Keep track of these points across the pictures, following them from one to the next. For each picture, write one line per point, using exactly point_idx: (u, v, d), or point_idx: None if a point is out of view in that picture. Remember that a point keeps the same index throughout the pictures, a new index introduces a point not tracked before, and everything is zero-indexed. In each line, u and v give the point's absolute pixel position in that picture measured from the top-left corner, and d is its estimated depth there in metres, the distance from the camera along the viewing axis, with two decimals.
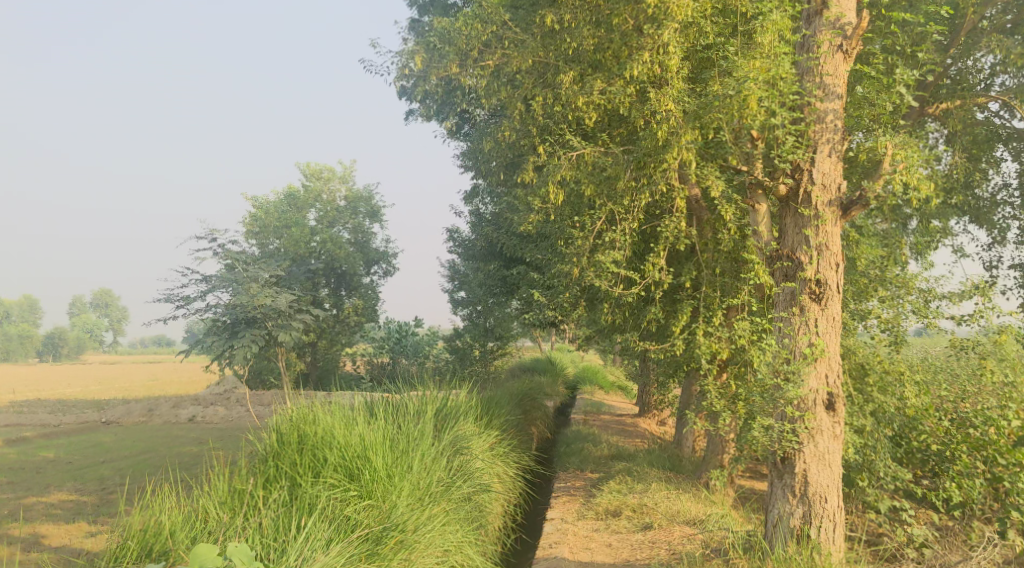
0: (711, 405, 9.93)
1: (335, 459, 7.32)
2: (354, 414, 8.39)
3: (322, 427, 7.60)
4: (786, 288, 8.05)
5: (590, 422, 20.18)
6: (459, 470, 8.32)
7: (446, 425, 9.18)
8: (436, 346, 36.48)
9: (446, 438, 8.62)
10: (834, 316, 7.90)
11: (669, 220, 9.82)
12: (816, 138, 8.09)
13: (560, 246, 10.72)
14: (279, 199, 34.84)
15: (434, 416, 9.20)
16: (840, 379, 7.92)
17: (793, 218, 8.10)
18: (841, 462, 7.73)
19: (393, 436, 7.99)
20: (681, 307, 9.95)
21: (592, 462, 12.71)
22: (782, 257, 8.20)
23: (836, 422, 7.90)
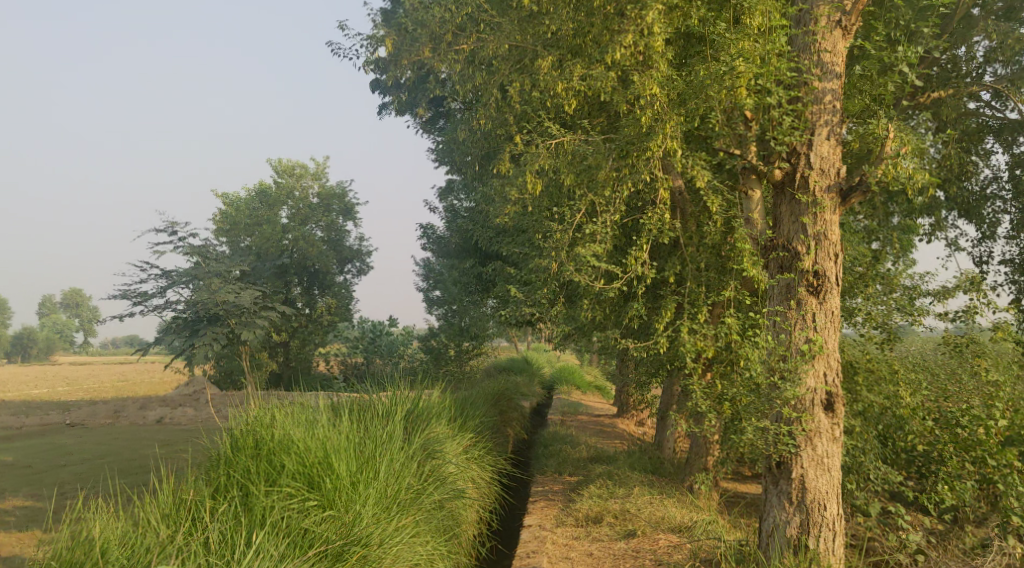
0: (696, 406, 9.49)
1: (293, 466, 6.76)
2: (315, 415, 7.82)
3: (280, 431, 7.04)
4: (782, 280, 7.80)
5: (568, 422, 19.71)
6: (429, 476, 7.79)
7: (414, 427, 8.63)
8: (411, 346, 35.88)
9: (415, 441, 8.08)
10: (833, 310, 7.68)
11: (652, 211, 9.37)
12: (814, 120, 7.85)
13: (538, 239, 10.23)
14: (250, 195, 34.05)
15: (401, 417, 8.64)
16: (839, 378, 7.69)
17: (789, 204, 7.85)
18: (840, 466, 7.50)
19: (358, 440, 7.44)
20: (664, 303, 9.50)
21: (571, 465, 12.23)
22: (777, 247, 7.93)
23: (835, 424, 7.65)
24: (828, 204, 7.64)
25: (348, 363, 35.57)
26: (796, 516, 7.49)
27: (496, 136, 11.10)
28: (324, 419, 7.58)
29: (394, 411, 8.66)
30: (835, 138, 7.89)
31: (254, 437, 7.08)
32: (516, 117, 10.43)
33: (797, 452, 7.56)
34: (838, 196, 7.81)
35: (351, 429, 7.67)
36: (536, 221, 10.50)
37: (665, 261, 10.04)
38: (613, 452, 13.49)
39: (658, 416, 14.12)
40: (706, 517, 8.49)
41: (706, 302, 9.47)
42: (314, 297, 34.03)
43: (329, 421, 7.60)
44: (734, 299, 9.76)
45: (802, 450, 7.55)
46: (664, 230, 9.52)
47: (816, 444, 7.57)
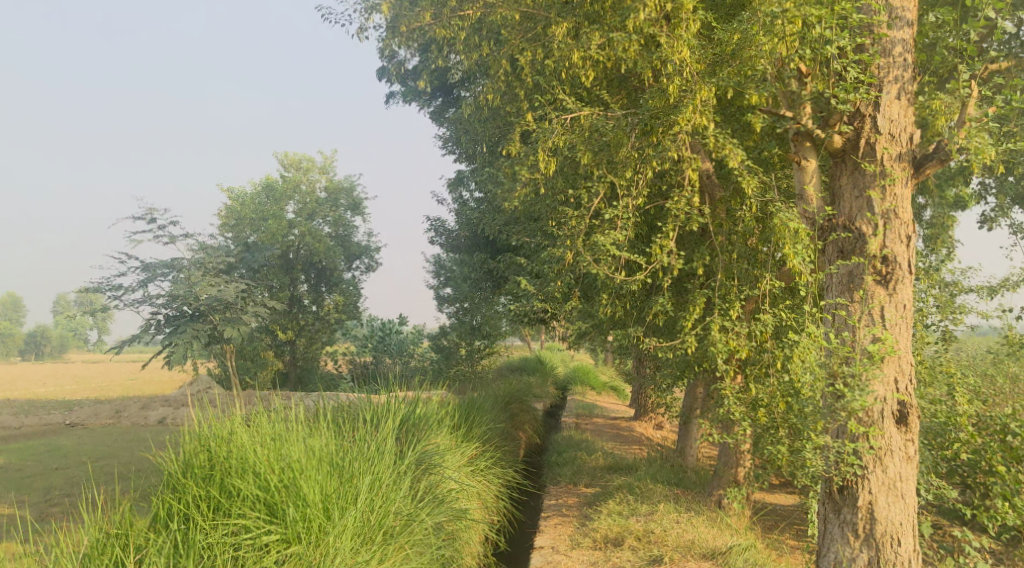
0: (727, 412, 8.51)
1: (252, 493, 5.95)
2: (290, 424, 6.92)
3: (239, 449, 6.23)
4: (845, 268, 7.42)
5: (583, 426, 18.73)
6: (423, 495, 6.86)
7: (408, 437, 7.66)
8: (421, 345, 34.96)
9: (410, 453, 7.13)
10: (903, 304, 7.30)
11: (680, 195, 8.40)
12: (882, 76, 7.51)
13: (551, 227, 9.24)
14: (256, 189, 33.20)
15: (394, 425, 7.68)
16: (914, 388, 7.28)
17: (852, 177, 7.53)
18: (914, 492, 7.14)
19: (338, 454, 6.54)
20: (692, 298, 8.49)
21: (587, 474, 11.25)
22: (838, 227, 7.54)
23: (909, 441, 7.26)
24: (899, 174, 7.32)
25: (356, 362, 34.68)
26: (863, 546, 7.15)
27: (507, 114, 10.13)
28: (299, 430, 6.68)
29: (386, 418, 7.69)
30: (905, 100, 7.53)
31: (213, 457, 6.26)
32: (528, 91, 9.45)
33: (864, 477, 7.19)
34: (910, 166, 7.51)
35: (332, 441, 6.77)
36: (550, 206, 9.52)
37: (692, 250, 9.03)
38: (632, 460, 12.48)
39: (680, 421, 13.09)
40: (742, 542, 7.52)
41: (739, 296, 8.48)
42: (321, 294, 33.13)
43: (305, 431, 6.70)
44: (769, 294, 8.74)
45: (872, 473, 7.18)
46: (692, 215, 8.53)
47: (887, 465, 7.20)
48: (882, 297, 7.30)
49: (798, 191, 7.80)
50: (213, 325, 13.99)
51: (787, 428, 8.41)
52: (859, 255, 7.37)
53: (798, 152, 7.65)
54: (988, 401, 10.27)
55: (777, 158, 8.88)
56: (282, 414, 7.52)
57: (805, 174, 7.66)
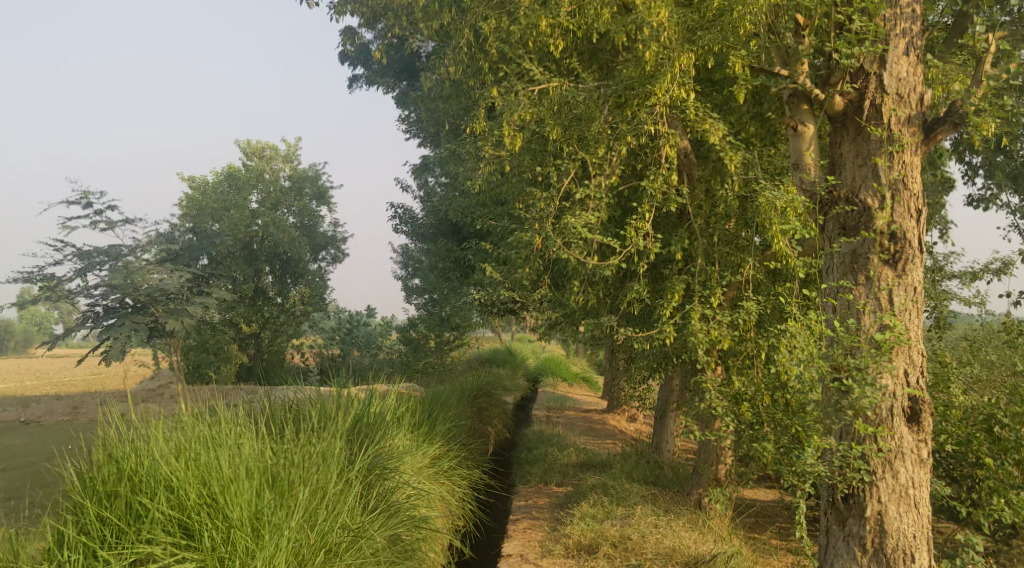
0: (709, 407, 7.94)
1: (167, 514, 5.41)
2: (224, 427, 6.30)
3: (156, 462, 5.66)
4: (848, 246, 6.90)
5: (555, 420, 18.14)
6: (376, 503, 6.26)
7: (360, 435, 7.03)
8: (389, 337, 34.17)
9: (361, 458, 6.49)
10: (915, 284, 6.76)
11: (656, 173, 7.80)
12: (889, 31, 7.01)
13: (519, 209, 8.60)
14: (218, 178, 32.18)
15: (344, 423, 7.04)
16: (926, 382, 6.75)
17: (854, 142, 7.01)
18: (928, 499, 6.65)
19: (274, 462, 5.93)
20: (671, 284, 7.89)
21: (559, 472, 10.65)
22: (840, 199, 7.04)
23: (921, 442, 6.75)
24: (908, 138, 6.76)
25: (323, 354, 33.85)
26: (871, 560, 6.71)
27: (471, 88, 9.44)
28: (233, 435, 6.06)
29: (335, 413, 7.04)
30: (915, 57, 7.01)
31: (129, 473, 5.70)
32: (492, 62, 8.78)
33: (874, 484, 6.70)
34: (920, 130, 6.98)
35: (270, 448, 6.16)
36: (518, 186, 8.86)
37: (669, 232, 8.41)
38: (606, 456, 11.89)
39: (656, 414, 12.53)
40: (726, 548, 6.96)
41: (722, 282, 7.87)
42: (286, 285, 32.17)
43: (240, 436, 6.09)
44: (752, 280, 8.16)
45: (881, 479, 6.70)
46: (671, 194, 7.90)
47: (898, 470, 6.72)
48: (887, 277, 6.76)
49: (795, 160, 7.45)
50: (155, 317, 12.88)
51: (772, 424, 7.85)
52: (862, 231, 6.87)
53: (793, 116, 7.34)
54: (977, 391, 9.81)
55: (760, 134, 8.33)
56: (220, 418, 6.88)
57: (804, 140, 7.35)
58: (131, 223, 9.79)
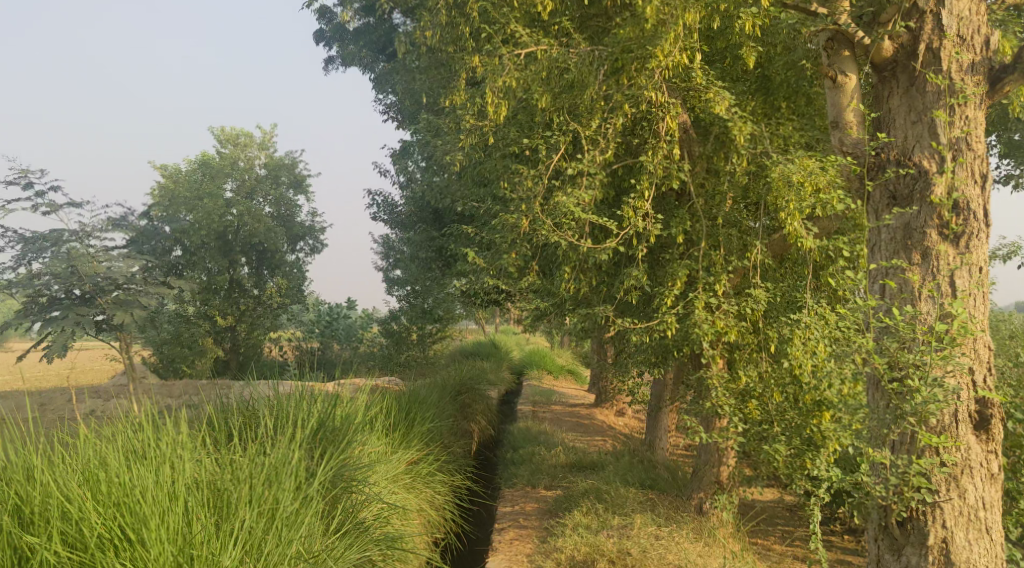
0: (714, 406, 7.25)
1: (78, 550, 4.74)
2: (166, 440, 5.61)
3: (71, 487, 4.97)
4: (901, 216, 6.30)
5: (540, 414, 17.41)
6: (337, 524, 5.53)
7: (327, 440, 6.29)
8: (370, 329, 33.34)
9: (322, 471, 5.75)
10: (981, 262, 6.14)
11: (657, 147, 7.07)
12: None
13: (504, 189, 7.84)
14: (192, 166, 31.17)
15: (309, 428, 6.30)
16: (996, 385, 6.11)
17: (907, 96, 6.41)
18: (999, 521, 6.04)
19: (216, 482, 5.22)
20: (671, 270, 7.17)
21: (547, 473, 9.92)
22: (890, 161, 6.44)
23: (989, 457, 6.12)
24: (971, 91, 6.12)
25: (301, 348, 32.95)
26: None
27: (450, 58, 8.66)
28: (171, 451, 5.36)
29: (299, 417, 6.30)
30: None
31: (41, 500, 5.02)
32: (475, 26, 7.99)
33: (937, 506, 6.06)
34: (985, 80, 6.33)
35: (215, 465, 5.45)
36: (503, 164, 8.10)
37: (668, 213, 7.70)
38: (597, 456, 11.18)
39: (649, 409, 11.84)
40: None
41: (728, 268, 7.17)
42: (263, 277, 31.23)
43: (179, 452, 5.38)
44: (759, 265, 7.47)
45: (946, 501, 6.05)
46: (672, 170, 7.19)
47: (966, 489, 6.06)
48: (948, 254, 6.14)
49: (833, 117, 6.79)
50: (101, 309, 11.92)
51: (782, 424, 7.17)
52: (919, 199, 6.25)
53: (834, 66, 6.71)
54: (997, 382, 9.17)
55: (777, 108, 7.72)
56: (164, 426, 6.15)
57: (844, 93, 6.69)
58: (71, 205, 8.86)
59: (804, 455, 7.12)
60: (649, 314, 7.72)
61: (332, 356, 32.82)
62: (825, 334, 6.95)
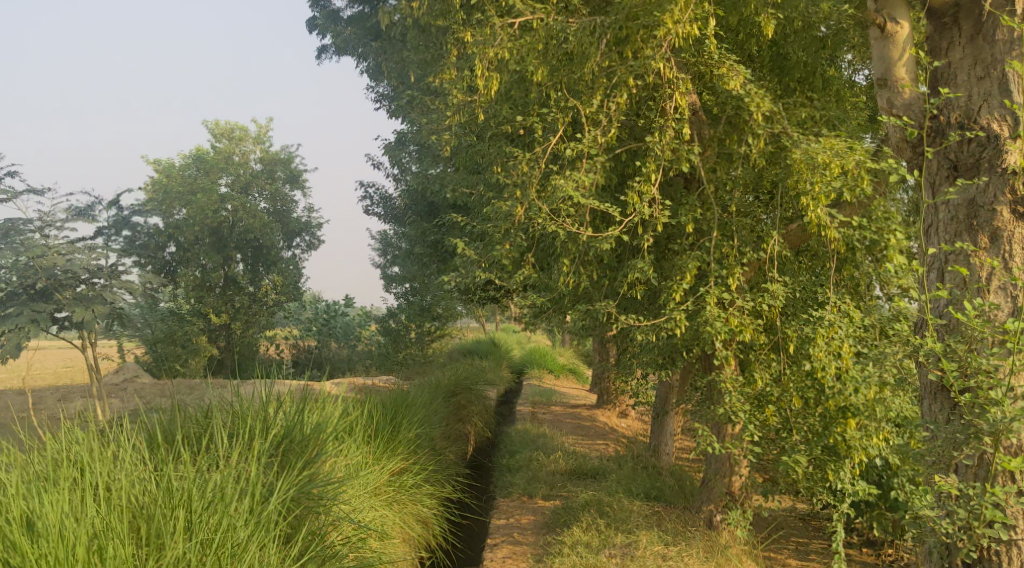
0: (727, 412, 6.61)
1: None
2: (103, 457, 5.03)
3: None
4: (968, 186, 5.70)
5: (540, 416, 16.77)
6: (295, 550, 4.92)
7: (294, 450, 5.67)
8: (368, 328, 32.70)
9: (281, 488, 5.12)
10: None
11: (665, 126, 6.42)
12: None
13: (497, 174, 7.19)
14: (186, 160, 30.52)
15: (275, 436, 5.69)
16: None
17: (973, 49, 5.82)
18: None
19: (153, 506, 4.63)
20: (681, 263, 6.52)
21: (545, 481, 9.28)
22: (952, 122, 5.83)
23: None
24: None
25: (298, 347, 32.31)
26: None
27: (440, 33, 8.01)
28: (103, 471, 4.79)
29: (263, 423, 5.69)
30: None
31: None
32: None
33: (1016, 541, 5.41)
34: None
35: (157, 481, 4.87)
36: (497, 147, 7.46)
37: (677, 201, 7.05)
38: (600, 463, 10.55)
39: (654, 413, 11.24)
40: None
41: (744, 260, 6.51)
42: (258, 274, 30.59)
43: (113, 472, 4.81)
44: (777, 258, 6.82)
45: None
46: (683, 152, 6.54)
47: None
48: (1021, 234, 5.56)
49: (880, 71, 6.14)
50: (58, 307, 10.92)
51: (803, 432, 6.51)
52: (987, 168, 5.65)
53: (885, 14, 6.09)
54: None
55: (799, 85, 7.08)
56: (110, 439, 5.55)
57: (894, 44, 6.08)
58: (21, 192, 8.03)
59: (827, 467, 6.46)
60: (656, 311, 7.07)
61: (329, 355, 32.18)
62: (850, 333, 6.31)
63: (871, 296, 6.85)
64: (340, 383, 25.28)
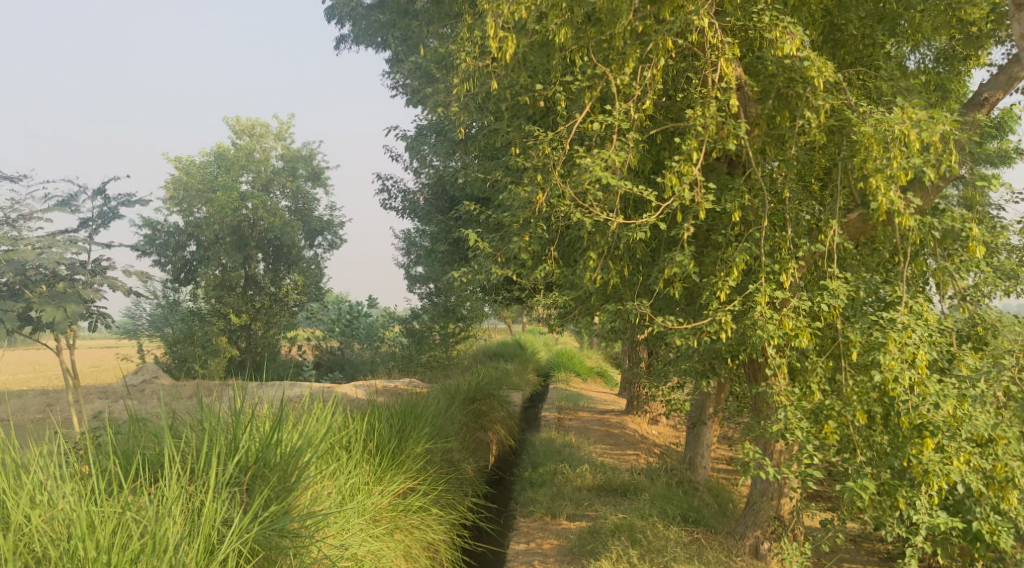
0: (779, 430, 5.72)
1: None
2: (40, 496, 4.49)
3: None
4: None
5: (566, 423, 15.91)
6: None
7: (269, 472, 5.00)
8: (391, 329, 32.02)
9: (243, 526, 4.48)
10: None
11: (707, 97, 5.58)
12: None
13: (515, 158, 6.38)
14: (207, 158, 30.03)
15: (247, 456, 5.03)
16: None
17: None
18: None
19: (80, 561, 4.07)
20: (726, 256, 5.65)
21: (570, 499, 8.42)
22: None
23: None
24: None
25: (320, 348, 31.73)
26: None
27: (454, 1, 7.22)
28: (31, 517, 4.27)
29: (234, 442, 5.03)
30: None
31: None
32: None
33: None
34: None
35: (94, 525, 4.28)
36: (516, 125, 6.63)
37: (720, 186, 6.19)
38: (630, 477, 9.72)
39: (689, 423, 10.43)
40: None
41: (799, 253, 5.65)
42: (279, 273, 30.01)
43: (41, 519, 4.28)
44: (836, 250, 5.95)
45: None
46: (728, 128, 5.68)
47: None
48: None
49: None
50: (27, 306, 8.87)
51: (867, 452, 5.63)
52: None
53: None
54: None
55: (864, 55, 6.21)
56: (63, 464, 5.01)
57: None
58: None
59: (896, 493, 5.58)
60: (697, 311, 6.22)
61: (352, 356, 31.58)
62: (924, 338, 5.44)
63: (947, 294, 5.93)
64: (362, 386, 24.62)
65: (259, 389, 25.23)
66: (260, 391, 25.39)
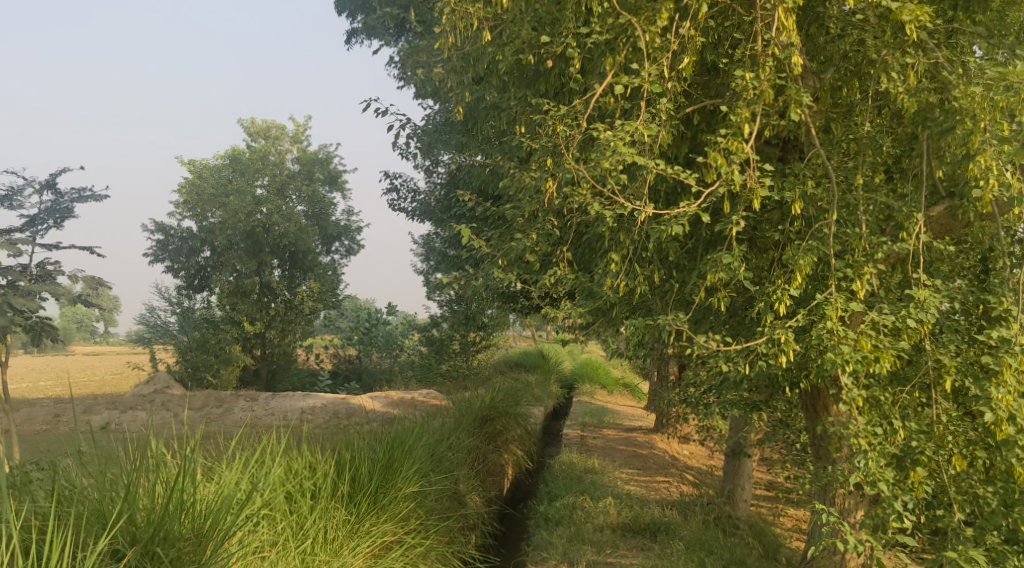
0: (853, 479, 4.51)
1: None
2: None
3: None
4: None
5: (591, 443, 14.66)
6: None
7: (166, 549, 4.32)
8: (410, 337, 30.93)
9: None
10: None
11: (762, 54, 4.38)
12: None
13: (523, 138, 5.26)
14: (222, 161, 29.19)
15: (142, 525, 4.36)
16: None
17: None
18: None
19: None
20: (788, 257, 4.45)
21: (594, 544, 7.23)
22: None
23: None
24: None
25: (338, 357, 30.67)
26: None
27: None
28: None
29: (129, 509, 4.39)
30: None
31: None
32: None
33: None
34: None
35: None
36: (524, 97, 5.51)
37: (777, 169, 5.01)
38: (661, 513, 8.51)
39: (728, 451, 9.33)
40: None
41: (881, 254, 4.44)
42: (295, 279, 28.83)
43: None
44: (925, 250, 4.72)
45: None
46: (788, 95, 4.52)
47: None
48: None
49: None
50: None
51: (969, 508, 4.38)
52: None
53: None
54: None
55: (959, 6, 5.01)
56: None
57: None
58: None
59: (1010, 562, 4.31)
60: (748, 325, 5.02)
61: (370, 366, 30.47)
62: None
63: None
64: (377, 397, 23.54)
65: (270, 400, 24.29)
66: (271, 402, 24.43)
